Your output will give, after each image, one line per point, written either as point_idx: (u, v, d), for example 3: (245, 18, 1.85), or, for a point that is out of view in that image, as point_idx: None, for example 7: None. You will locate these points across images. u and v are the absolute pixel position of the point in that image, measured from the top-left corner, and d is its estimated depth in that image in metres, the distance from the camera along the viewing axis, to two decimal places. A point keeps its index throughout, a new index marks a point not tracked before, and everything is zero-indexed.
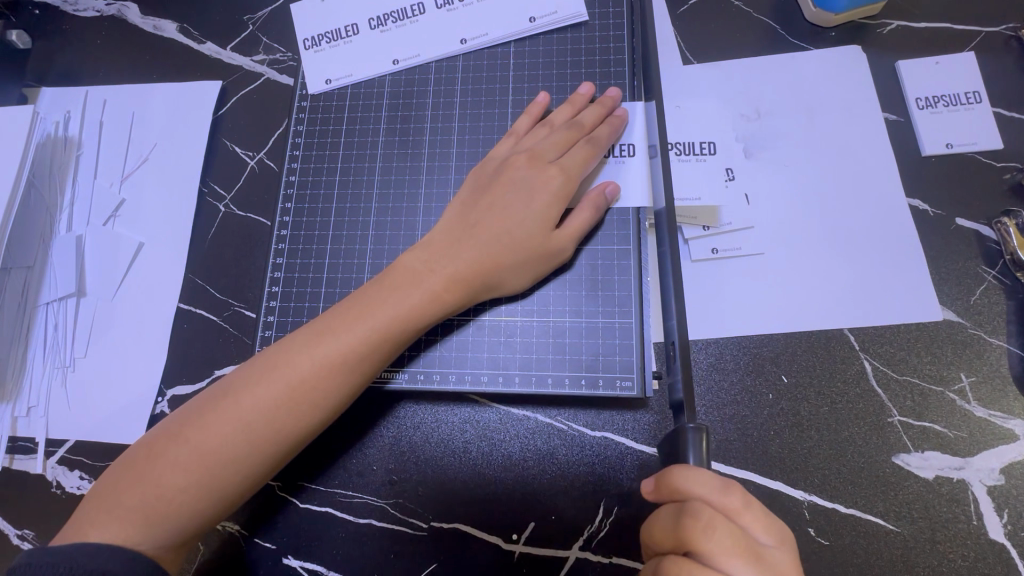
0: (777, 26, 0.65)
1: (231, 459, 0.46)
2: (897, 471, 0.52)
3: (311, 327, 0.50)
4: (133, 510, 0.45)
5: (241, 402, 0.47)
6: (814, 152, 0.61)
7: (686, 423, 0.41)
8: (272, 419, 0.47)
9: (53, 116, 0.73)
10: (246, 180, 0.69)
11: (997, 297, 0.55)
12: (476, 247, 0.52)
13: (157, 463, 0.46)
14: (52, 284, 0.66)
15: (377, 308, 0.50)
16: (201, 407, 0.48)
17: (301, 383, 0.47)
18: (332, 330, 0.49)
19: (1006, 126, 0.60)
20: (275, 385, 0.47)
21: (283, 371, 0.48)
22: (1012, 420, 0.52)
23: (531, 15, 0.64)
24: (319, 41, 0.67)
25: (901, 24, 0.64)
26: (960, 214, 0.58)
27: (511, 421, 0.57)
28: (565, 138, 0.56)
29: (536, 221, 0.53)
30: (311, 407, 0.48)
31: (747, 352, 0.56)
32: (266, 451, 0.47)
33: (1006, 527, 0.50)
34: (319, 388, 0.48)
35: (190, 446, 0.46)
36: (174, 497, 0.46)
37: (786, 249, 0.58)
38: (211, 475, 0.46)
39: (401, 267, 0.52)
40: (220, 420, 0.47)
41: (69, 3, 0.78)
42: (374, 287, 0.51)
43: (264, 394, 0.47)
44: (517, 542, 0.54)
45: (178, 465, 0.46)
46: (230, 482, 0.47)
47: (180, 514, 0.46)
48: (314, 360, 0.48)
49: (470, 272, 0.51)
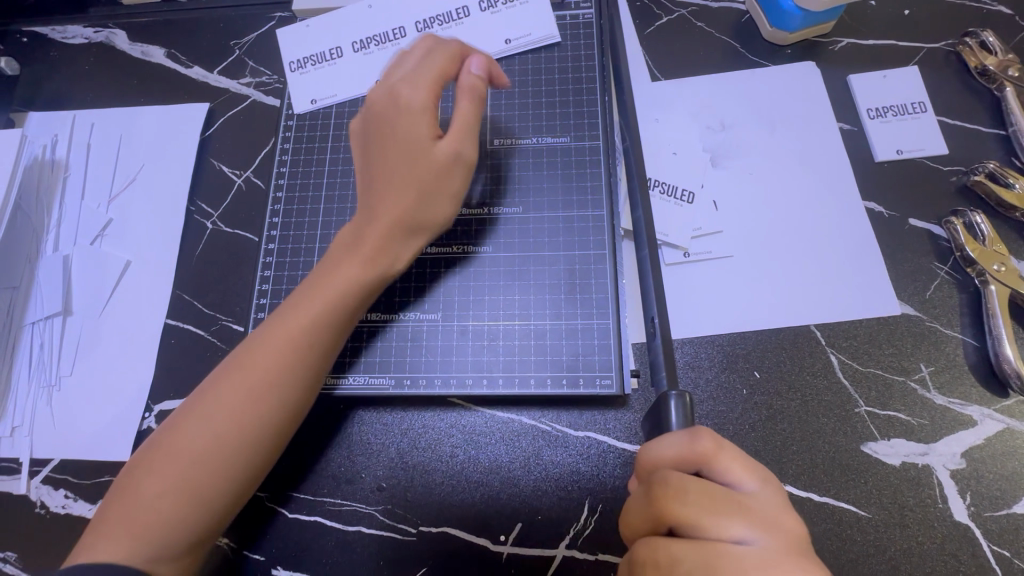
0: (737, 44, 0.70)
1: (212, 460, 0.47)
2: (865, 458, 0.54)
3: (268, 317, 0.52)
4: (120, 527, 0.45)
5: (212, 401, 0.48)
6: (775, 159, 0.64)
7: (666, 390, 0.42)
8: (244, 410, 0.48)
9: (41, 139, 0.74)
10: (234, 198, 0.71)
11: (951, 291, 0.59)
12: (394, 182, 0.53)
13: (139, 479, 0.47)
14: (40, 303, 0.67)
15: (331, 278, 0.52)
16: (175, 419, 0.49)
17: (264, 367, 0.48)
18: (290, 310, 0.51)
19: (950, 133, 0.64)
20: (241, 376, 0.48)
21: (247, 360, 0.49)
22: (970, 406, 0.55)
23: (506, 37, 0.67)
24: (304, 63, 0.70)
25: (851, 41, 0.69)
26: (912, 215, 0.62)
27: (495, 424, 0.58)
28: (420, 58, 0.55)
29: (421, 145, 0.53)
30: (279, 390, 0.49)
31: (720, 350, 0.58)
32: (243, 445, 0.48)
33: (970, 509, 0.52)
34: (283, 368, 0.49)
35: (171, 454, 0.47)
36: (160, 506, 0.46)
37: (754, 252, 0.61)
38: (196, 475, 0.46)
39: (343, 235, 0.54)
40: (193, 424, 0.47)
41: (58, 31, 0.80)
42: (326, 259, 0.53)
43: (233, 387, 0.48)
44: (504, 543, 0.55)
45: (161, 476, 0.46)
46: (211, 482, 0.47)
47: (167, 528, 0.45)
48: (275, 342, 0.49)
49: (399, 209, 0.52)
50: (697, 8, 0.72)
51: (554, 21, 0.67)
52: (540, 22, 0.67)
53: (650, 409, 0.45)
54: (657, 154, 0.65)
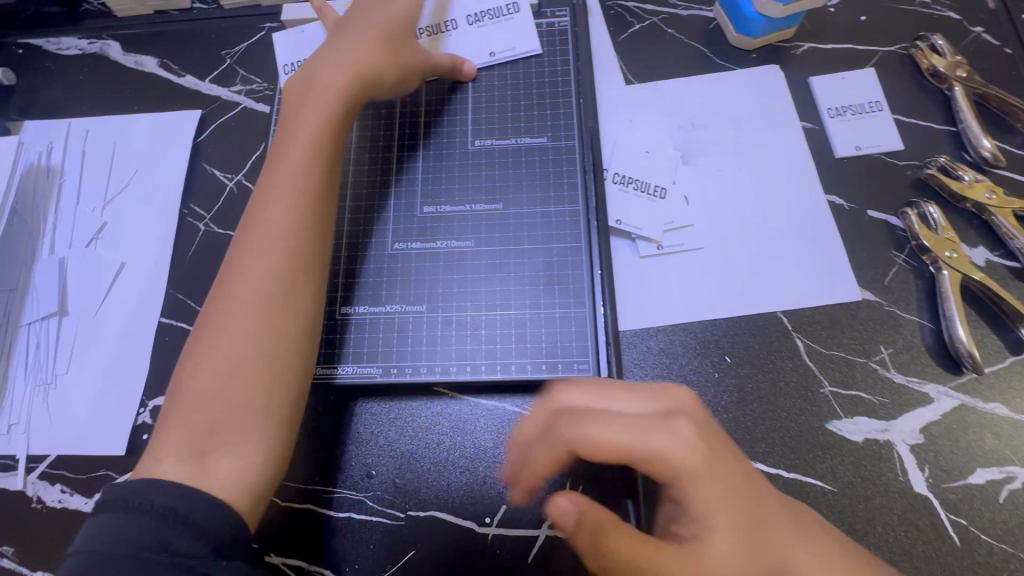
0: (705, 49, 0.74)
1: (249, 328, 0.50)
2: (830, 436, 0.57)
3: (252, 204, 0.55)
4: (184, 430, 0.48)
5: (231, 289, 0.51)
6: (742, 156, 0.68)
7: None
8: (266, 280, 0.51)
9: (37, 147, 0.77)
10: (226, 200, 0.73)
11: (908, 277, 0.62)
12: (342, 58, 0.59)
13: (186, 393, 0.49)
14: (36, 304, 0.69)
15: (296, 145, 0.56)
16: (196, 336, 0.51)
17: (270, 238, 0.52)
18: (269, 185, 0.55)
19: (904, 129, 0.68)
20: (248, 257, 0.52)
21: (251, 243, 0.53)
22: (927, 384, 0.58)
23: (491, 50, 0.70)
24: (294, 67, 0.74)
25: (812, 45, 0.73)
26: (871, 207, 0.65)
27: (480, 411, 0.61)
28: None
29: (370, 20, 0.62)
30: (289, 250, 0.53)
31: (693, 336, 0.61)
32: (265, 317, 0.51)
33: (928, 480, 0.55)
34: (288, 229, 0.53)
35: (210, 350, 0.50)
36: (216, 402, 0.48)
37: (723, 243, 0.65)
38: (240, 361, 0.49)
39: (292, 110, 0.58)
40: (218, 324, 0.50)
41: (52, 43, 0.82)
42: (283, 132, 0.58)
43: (247, 268, 0.52)
44: (489, 525, 0.57)
45: (208, 371, 0.49)
46: (250, 362, 0.49)
47: (236, 411, 0.48)
48: (271, 213, 0.53)
49: (348, 73, 0.58)
50: (667, 15, 0.76)
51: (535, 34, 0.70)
52: (523, 36, 0.70)
53: None
54: (631, 151, 0.68)
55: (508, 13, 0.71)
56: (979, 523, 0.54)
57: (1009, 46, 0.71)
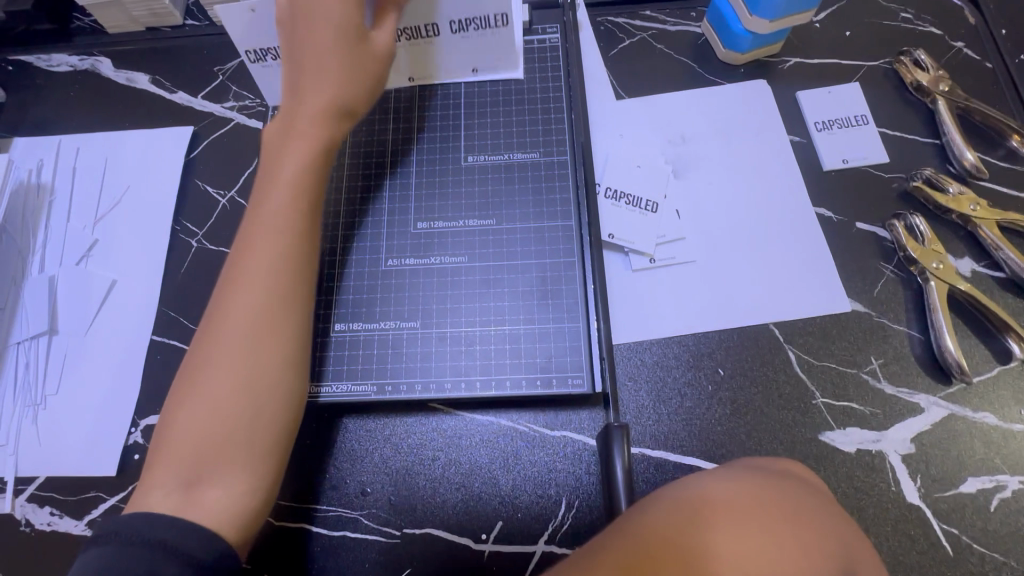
0: (694, 64, 0.75)
1: (234, 369, 0.49)
2: (823, 447, 0.58)
3: (235, 248, 0.54)
4: (167, 466, 0.47)
5: (215, 331, 0.50)
6: (732, 170, 0.69)
7: (613, 424, 0.56)
8: (250, 320, 0.50)
9: (26, 164, 0.76)
10: (218, 217, 0.73)
11: (896, 288, 0.63)
12: (311, 85, 0.55)
13: (171, 431, 0.48)
14: (25, 324, 0.68)
15: (276, 184, 0.54)
16: (183, 374, 0.50)
17: (254, 278, 0.51)
18: (252, 227, 0.53)
19: (890, 142, 0.70)
20: (233, 298, 0.51)
21: (236, 286, 0.51)
22: (917, 394, 0.59)
23: (474, 66, 0.69)
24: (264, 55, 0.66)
25: (798, 61, 0.74)
26: (859, 219, 0.66)
27: (475, 426, 0.61)
28: None
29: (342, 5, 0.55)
30: (270, 287, 0.51)
31: (686, 349, 0.62)
32: (248, 353, 0.49)
33: (920, 490, 0.56)
34: (270, 269, 0.52)
35: (197, 392, 0.49)
36: (199, 439, 0.47)
37: (715, 256, 0.65)
38: (223, 398, 0.48)
39: (269, 147, 0.56)
40: (204, 362, 0.49)
41: (43, 59, 0.82)
42: (264, 170, 0.56)
43: (231, 311, 0.50)
44: (486, 542, 0.57)
45: (196, 414, 0.48)
46: (236, 400, 0.48)
47: (219, 449, 0.47)
48: (256, 253, 0.52)
49: (320, 105, 0.55)
50: (657, 31, 0.77)
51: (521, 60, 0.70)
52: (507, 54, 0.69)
53: (602, 432, 0.57)
54: (622, 165, 0.69)
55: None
56: (970, 532, 0.55)
57: (989, 61, 0.73)
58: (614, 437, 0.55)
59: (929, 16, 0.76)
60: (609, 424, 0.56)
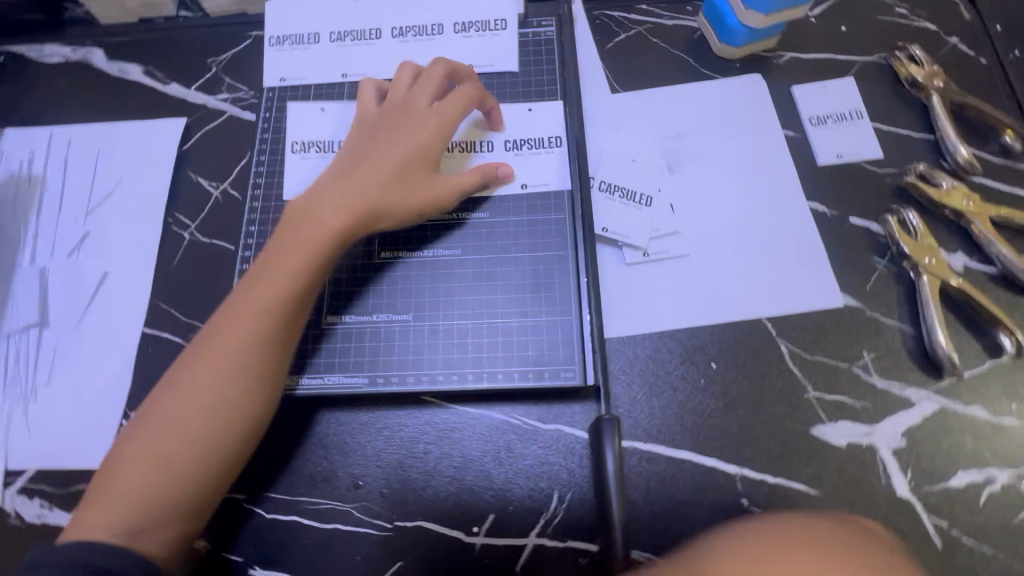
0: (689, 58, 0.75)
1: (198, 427, 0.50)
2: (815, 441, 0.58)
3: (224, 307, 0.54)
4: (111, 506, 0.48)
5: (181, 385, 0.51)
6: (726, 165, 0.69)
7: (604, 415, 0.57)
8: (215, 385, 0.50)
9: (17, 156, 0.76)
10: (211, 209, 0.73)
11: (888, 282, 0.63)
12: (358, 181, 0.57)
13: (123, 467, 0.49)
14: (16, 316, 0.68)
15: (281, 266, 0.54)
16: (146, 411, 0.51)
17: (239, 347, 0.51)
18: (245, 299, 0.53)
19: (884, 137, 0.70)
20: (209, 359, 0.51)
21: (212, 346, 0.52)
22: (908, 388, 0.59)
23: (469, 63, 0.71)
24: (308, 147, 0.70)
25: (793, 55, 0.74)
26: (852, 213, 0.66)
27: (467, 419, 0.61)
28: (433, 84, 0.62)
29: (409, 161, 0.59)
30: (248, 372, 0.51)
31: (678, 342, 0.62)
32: (218, 420, 0.50)
33: (911, 484, 0.56)
34: (247, 346, 0.52)
35: (149, 434, 0.50)
36: (148, 485, 0.48)
37: (709, 251, 0.65)
38: (180, 450, 0.49)
39: (292, 220, 0.56)
40: (170, 409, 0.50)
41: (34, 50, 0.82)
42: (277, 242, 0.55)
43: (203, 369, 0.51)
44: (477, 534, 0.57)
45: (139, 456, 0.49)
46: (194, 456, 0.49)
47: (167, 497, 0.49)
48: (239, 326, 0.52)
49: (355, 203, 0.56)
50: (652, 25, 0.77)
51: (516, 56, 0.71)
52: (502, 54, 0.71)
53: (592, 426, 0.59)
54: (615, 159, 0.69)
55: (496, 28, 0.72)
56: (960, 525, 0.55)
57: (984, 56, 0.73)
58: (606, 430, 0.56)
59: (924, 11, 0.76)
60: (601, 417, 0.57)
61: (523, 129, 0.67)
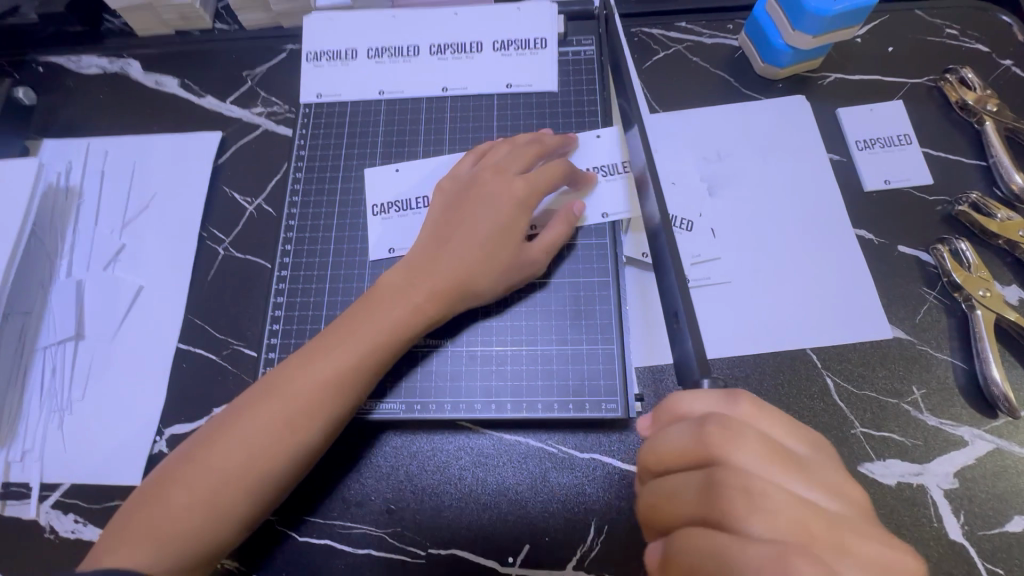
0: (731, 78, 0.73)
1: (244, 473, 0.49)
2: (862, 479, 0.56)
3: (296, 356, 0.54)
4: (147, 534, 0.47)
5: (238, 426, 0.50)
6: (770, 189, 0.67)
7: None
8: (277, 433, 0.50)
9: (55, 166, 0.76)
10: (246, 224, 0.73)
11: (939, 315, 0.61)
12: (453, 261, 0.56)
13: (166, 496, 0.48)
14: (52, 328, 0.68)
15: (364, 335, 0.54)
16: (199, 444, 0.51)
17: (301, 399, 0.51)
18: (322, 355, 0.52)
19: (934, 164, 0.68)
20: (276, 406, 0.50)
21: (279, 394, 0.51)
22: (961, 426, 0.57)
23: (508, 81, 0.70)
24: (388, 208, 0.67)
25: (838, 76, 0.72)
26: (901, 242, 0.64)
27: (504, 446, 0.60)
28: (529, 154, 0.61)
29: (503, 239, 0.57)
30: (313, 428, 0.51)
31: (721, 372, 0.60)
32: (266, 469, 0.50)
33: (963, 527, 0.54)
34: (317, 403, 0.51)
35: (198, 467, 0.49)
36: (185, 520, 0.48)
37: (752, 278, 0.64)
38: (222, 493, 0.48)
39: (382, 288, 0.56)
40: (222, 448, 0.49)
41: (73, 61, 0.82)
42: (361, 308, 0.56)
43: (267, 414, 0.50)
44: (512, 565, 0.56)
45: (189, 485, 0.48)
46: (235, 501, 0.49)
47: (198, 537, 0.48)
48: (308, 381, 0.51)
49: (447, 283, 0.56)
50: (693, 43, 0.75)
51: (555, 75, 0.70)
52: (542, 74, 0.70)
53: None
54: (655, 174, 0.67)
55: (535, 47, 0.71)
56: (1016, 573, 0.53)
57: None
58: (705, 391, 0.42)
59: (975, 32, 0.74)
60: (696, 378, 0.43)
61: (594, 155, 0.64)
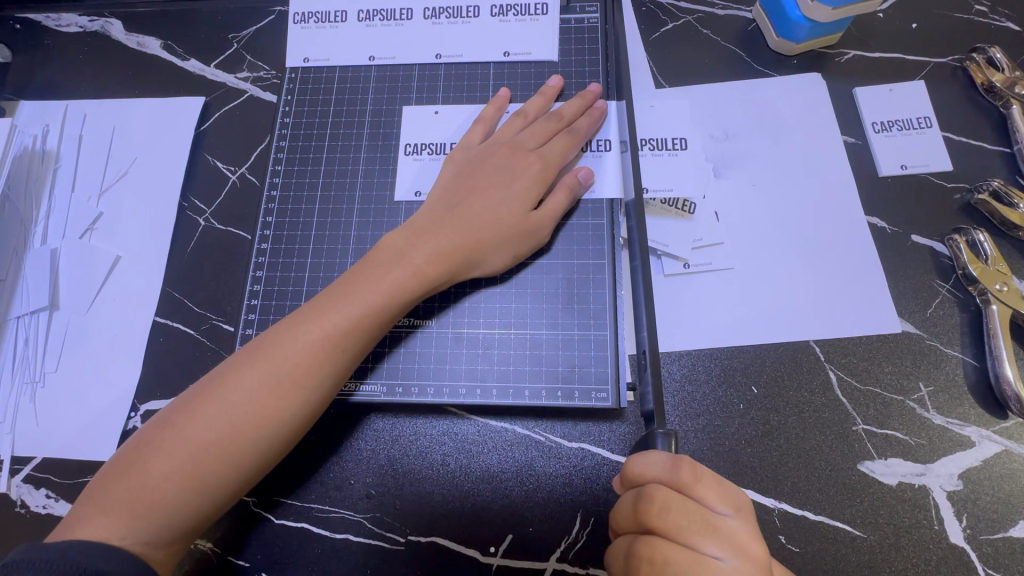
0: (743, 53, 0.69)
1: (227, 441, 0.46)
2: (862, 477, 0.54)
3: (286, 320, 0.51)
4: (121, 502, 0.44)
5: (223, 391, 0.47)
6: (779, 170, 0.64)
7: (656, 428, 0.44)
8: (263, 399, 0.47)
9: (31, 129, 0.73)
10: (228, 194, 0.70)
11: (951, 309, 0.58)
12: (459, 225, 0.54)
13: (143, 462, 0.46)
14: (25, 297, 0.66)
15: (357, 296, 0.50)
16: (179, 409, 0.48)
17: (290, 365, 0.48)
18: (314, 319, 0.50)
19: (954, 149, 0.64)
20: (263, 371, 0.48)
21: (266, 359, 0.48)
22: (968, 426, 0.55)
23: (506, 49, 0.66)
24: (421, 149, 0.64)
25: (857, 53, 0.68)
26: (915, 231, 0.61)
27: (489, 433, 0.57)
28: (545, 129, 0.59)
29: (514, 206, 0.55)
30: (302, 396, 0.48)
31: (718, 362, 0.58)
32: (251, 437, 0.47)
33: (966, 531, 0.52)
34: (306, 369, 0.48)
35: (178, 434, 0.46)
36: (162, 488, 0.45)
37: (756, 264, 0.60)
38: (202, 461, 0.46)
39: (381, 250, 0.53)
40: (204, 415, 0.46)
41: (51, 19, 0.78)
42: (355, 272, 0.52)
43: (252, 379, 0.47)
44: (494, 555, 0.54)
45: (166, 455, 0.46)
46: (216, 472, 0.46)
47: (175, 505, 0.45)
48: (297, 346, 0.48)
49: (451, 248, 0.53)
50: (703, 15, 0.71)
51: (556, 45, 0.66)
52: (542, 42, 0.66)
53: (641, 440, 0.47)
54: (659, 138, 0.64)
55: (536, 13, 0.67)
56: None
57: None
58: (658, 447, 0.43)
59: (1006, 9, 0.69)
60: (652, 432, 0.44)
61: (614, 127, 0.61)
